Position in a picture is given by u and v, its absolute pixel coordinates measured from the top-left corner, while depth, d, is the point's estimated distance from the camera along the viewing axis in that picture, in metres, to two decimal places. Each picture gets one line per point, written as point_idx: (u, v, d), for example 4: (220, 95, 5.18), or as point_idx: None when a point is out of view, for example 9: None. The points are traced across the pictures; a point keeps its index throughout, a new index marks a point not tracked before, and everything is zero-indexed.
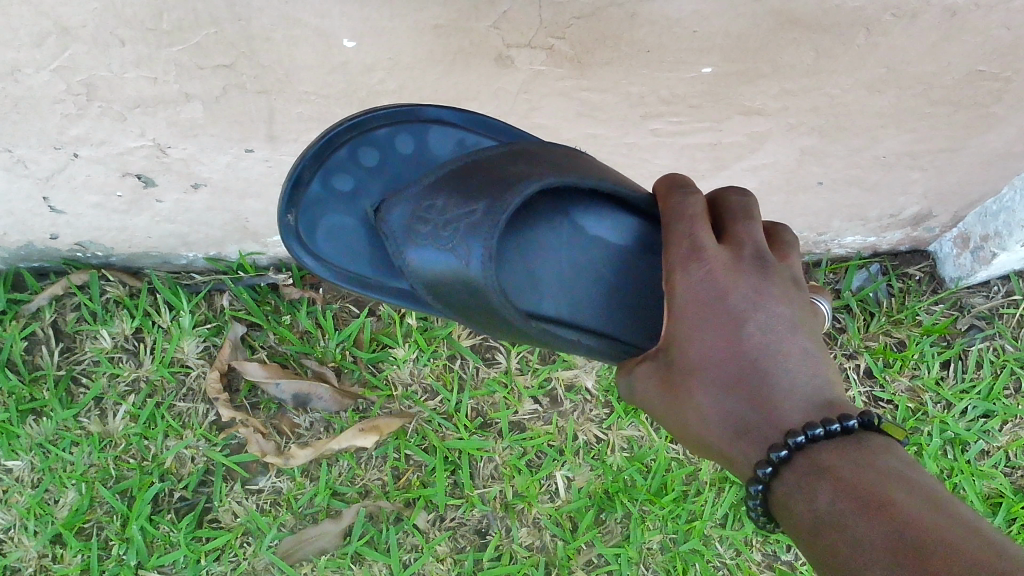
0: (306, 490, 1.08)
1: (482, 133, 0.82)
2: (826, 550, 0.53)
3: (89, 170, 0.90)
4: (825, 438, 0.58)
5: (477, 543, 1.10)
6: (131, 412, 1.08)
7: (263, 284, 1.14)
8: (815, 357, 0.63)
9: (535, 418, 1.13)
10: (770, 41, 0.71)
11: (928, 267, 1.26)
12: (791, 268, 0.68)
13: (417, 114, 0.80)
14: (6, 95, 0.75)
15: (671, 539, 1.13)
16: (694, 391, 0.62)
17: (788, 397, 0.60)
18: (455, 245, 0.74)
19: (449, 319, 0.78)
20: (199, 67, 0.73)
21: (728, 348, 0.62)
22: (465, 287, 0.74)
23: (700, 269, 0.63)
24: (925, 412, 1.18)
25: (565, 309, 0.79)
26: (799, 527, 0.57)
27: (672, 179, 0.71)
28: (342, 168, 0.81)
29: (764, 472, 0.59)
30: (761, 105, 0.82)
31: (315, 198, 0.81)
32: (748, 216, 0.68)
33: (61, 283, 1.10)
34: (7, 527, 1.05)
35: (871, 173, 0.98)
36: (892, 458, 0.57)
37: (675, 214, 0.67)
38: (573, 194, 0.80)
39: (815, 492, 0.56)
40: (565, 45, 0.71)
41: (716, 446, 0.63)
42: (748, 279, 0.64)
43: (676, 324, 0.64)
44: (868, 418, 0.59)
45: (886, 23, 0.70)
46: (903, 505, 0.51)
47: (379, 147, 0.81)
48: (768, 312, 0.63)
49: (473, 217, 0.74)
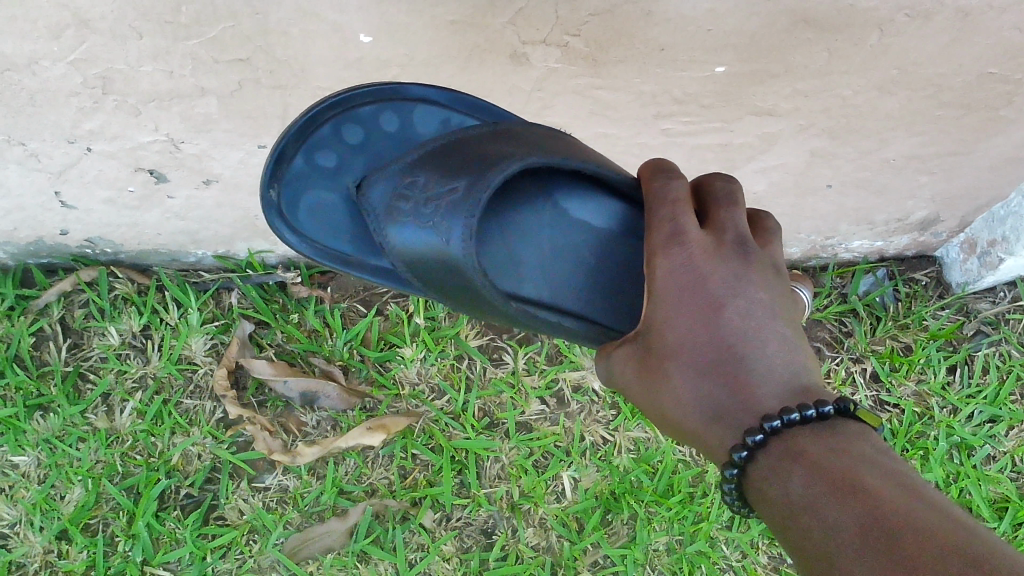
0: (312, 489, 1.08)
1: (465, 112, 0.81)
2: (800, 533, 0.54)
3: (102, 165, 0.90)
4: (801, 423, 0.58)
5: (483, 543, 1.10)
6: (138, 408, 1.08)
7: (270, 283, 1.14)
8: (790, 342, 0.64)
9: (541, 419, 1.13)
10: (784, 41, 0.72)
11: (934, 272, 1.26)
12: (772, 255, 0.69)
13: (401, 93, 0.79)
14: (22, 87, 0.75)
15: (677, 541, 1.13)
16: (671, 375, 0.64)
17: (764, 382, 0.61)
18: (435, 223, 0.75)
19: (430, 297, 0.80)
20: (215, 61, 0.73)
21: (705, 331, 0.63)
22: (445, 264, 0.75)
23: (681, 254, 0.65)
24: (931, 416, 1.18)
25: (545, 292, 0.79)
26: (774, 511, 0.57)
27: (657, 164, 0.72)
28: (326, 145, 0.82)
29: (739, 457, 0.59)
30: (772, 105, 0.82)
31: (297, 174, 0.82)
32: (731, 202, 0.69)
33: (70, 280, 1.10)
34: (13, 522, 1.04)
35: (879, 176, 0.99)
36: (867, 443, 0.58)
37: (657, 198, 0.68)
38: (556, 176, 0.81)
39: (792, 476, 0.57)
40: (580, 42, 0.72)
41: (692, 430, 0.63)
42: (727, 265, 0.65)
43: (655, 308, 0.65)
44: (844, 403, 0.60)
45: (899, 23, 0.70)
46: (877, 489, 0.52)
47: (363, 125, 0.81)
48: (746, 298, 0.64)
49: (455, 196, 0.74)
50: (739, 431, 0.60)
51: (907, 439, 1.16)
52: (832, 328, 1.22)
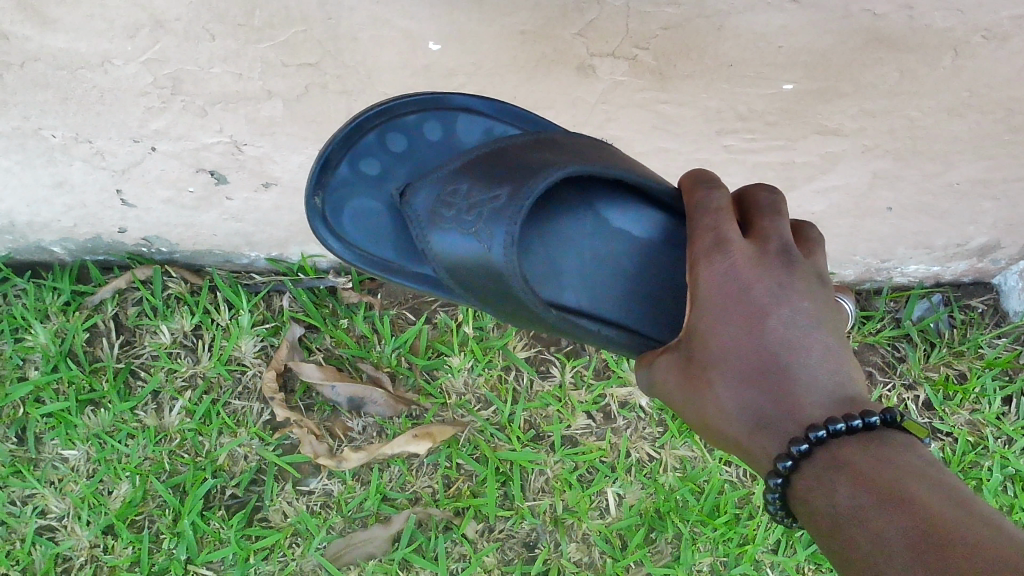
0: (356, 495, 1.08)
1: (509, 122, 0.81)
2: (845, 544, 0.53)
3: (165, 164, 0.91)
4: (847, 434, 0.57)
5: (525, 556, 1.10)
6: (188, 407, 1.09)
7: (321, 287, 1.15)
8: (836, 354, 0.63)
9: (587, 433, 1.13)
10: (854, 60, 0.71)
11: (991, 300, 1.24)
12: (816, 265, 0.68)
13: (445, 102, 0.80)
14: (93, 86, 0.76)
15: (721, 562, 1.12)
16: (714, 385, 0.63)
17: (808, 392, 0.61)
18: (478, 230, 0.75)
19: (472, 304, 0.79)
20: (284, 65, 0.73)
21: (749, 342, 0.63)
22: (487, 270, 0.75)
23: (724, 261, 0.64)
24: (985, 446, 1.16)
25: (586, 300, 0.78)
26: (818, 522, 0.57)
27: (698, 175, 0.71)
28: (370, 152, 0.82)
29: (784, 466, 0.59)
30: (838, 124, 0.82)
31: (343, 181, 0.83)
32: (775, 212, 0.68)
33: (125, 277, 1.12)
34: (62, 515, 1.06)
35: (941, 199, 0.97)
36: (913, 456, 0.57)
37: (699, 207, 0.68)
38: (596, 184, 0.81)
39: (837, 487, 0.56)
40: (648, 55, 0.72)
41: (735, 440, 0.63)
42: (771, 275, 0.64)
43: (699, 317, 0.64)
44: (890, 413, 0.59)
45: (975, 45, 0.69)
46: (924, 501, 0.51)
47: (405, 133, 0.82)
48: (791, 308, 0.63)
49: (498, 203, 0.74)
50: (784, 439, 0.60)
51: (960, 468, 1.14)
52: (885, 353, 1.20)
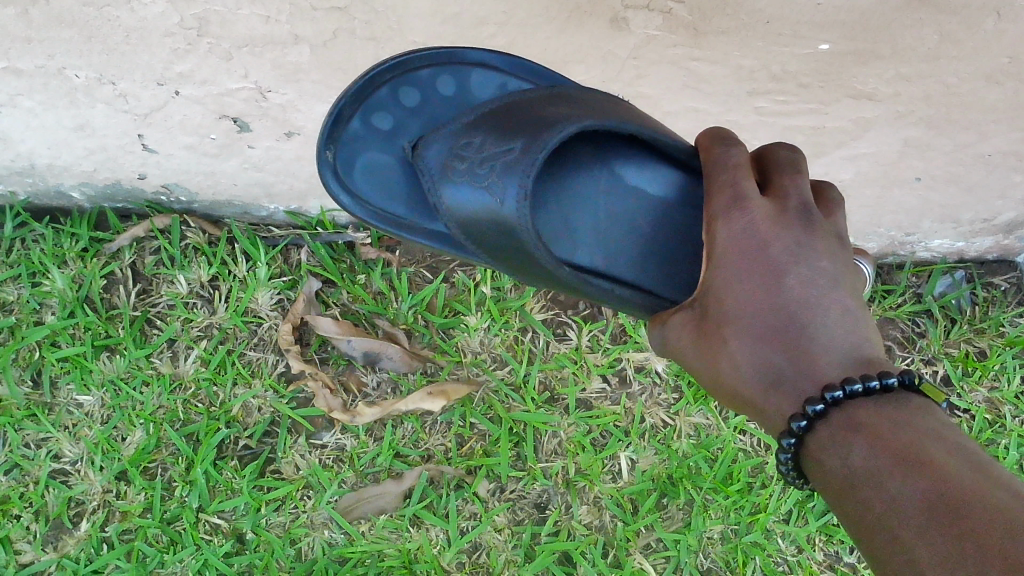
0: (369, 450, 1.08)
1: (525, 78, 0.79)
2: (859, 506, 0.53)
3: (188, 110, 0.90)
4: (863, 395, 0.57)
5: (536, 517, 1.09)
6: (203, 356, 1.09)
7: (340, 242, 1.14)
8: (854, 315, 0.62)
9: (602, 398, 1.13)
10: (895, 20, 0.70)
11: (1015, 278, 1.22)
12: (837, 225, 0.67)
13: (459, 57, 0.79)
14: (119, 24, 0.75)
15: (733, 529, 1.12)
16: (728, 342, 0.63)
17: (825, 352, 0.60)
18: (490, 183, 0.73)
19: (485, 261, 0.78)
20: (313, 8, 0.73)
21: (764, 299, 0.62)
22: (498, 224, 0.73)
23: (742, 217, 0.64)
24: (1002, 424, 1.15)
25: (600, 260, 0.77)
26: (832, 483, 0.56)
27: (716, 133, 0.70)
28: (383, 107, 0.80)
29: (798, 426, 0.58)
30: (873, 88, 0.80)
31: (355, 136, 0.80)
32: (795, 170, 0.67)
33: (144, 225, 1.11)
34: (75, 460, 1.06)
35: (972, 171, 0.95)
36: (930, 417, 0.56)
37: (716, 164, 0.67)
38: (614, 141, 0.79)
39: (851, 447, 0.55)
40: (683, 9, 0.70)
41: (748, 397, 0.62)
42: (789, 231, 0.64)
43: (714, 273, 0.64)
44: (908, 376, 0.58)
45: (1018, 8, 0.68)
46: (942, 463, 0.50)
47: (421, 88, 0.80)
48: (808, 265, 0.63)
49: (511, 156, 0.72)
50: (799, 400, 0.59)
51: None
52: (904, 327, 1.20)
